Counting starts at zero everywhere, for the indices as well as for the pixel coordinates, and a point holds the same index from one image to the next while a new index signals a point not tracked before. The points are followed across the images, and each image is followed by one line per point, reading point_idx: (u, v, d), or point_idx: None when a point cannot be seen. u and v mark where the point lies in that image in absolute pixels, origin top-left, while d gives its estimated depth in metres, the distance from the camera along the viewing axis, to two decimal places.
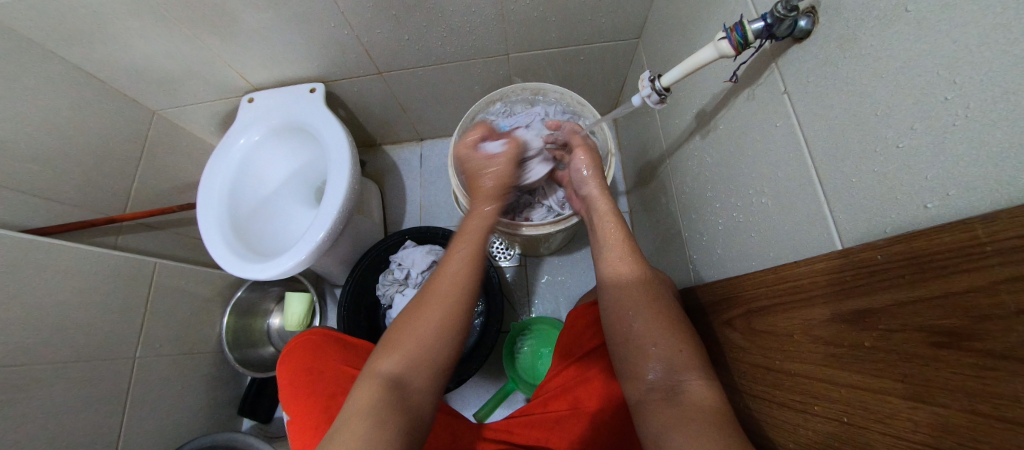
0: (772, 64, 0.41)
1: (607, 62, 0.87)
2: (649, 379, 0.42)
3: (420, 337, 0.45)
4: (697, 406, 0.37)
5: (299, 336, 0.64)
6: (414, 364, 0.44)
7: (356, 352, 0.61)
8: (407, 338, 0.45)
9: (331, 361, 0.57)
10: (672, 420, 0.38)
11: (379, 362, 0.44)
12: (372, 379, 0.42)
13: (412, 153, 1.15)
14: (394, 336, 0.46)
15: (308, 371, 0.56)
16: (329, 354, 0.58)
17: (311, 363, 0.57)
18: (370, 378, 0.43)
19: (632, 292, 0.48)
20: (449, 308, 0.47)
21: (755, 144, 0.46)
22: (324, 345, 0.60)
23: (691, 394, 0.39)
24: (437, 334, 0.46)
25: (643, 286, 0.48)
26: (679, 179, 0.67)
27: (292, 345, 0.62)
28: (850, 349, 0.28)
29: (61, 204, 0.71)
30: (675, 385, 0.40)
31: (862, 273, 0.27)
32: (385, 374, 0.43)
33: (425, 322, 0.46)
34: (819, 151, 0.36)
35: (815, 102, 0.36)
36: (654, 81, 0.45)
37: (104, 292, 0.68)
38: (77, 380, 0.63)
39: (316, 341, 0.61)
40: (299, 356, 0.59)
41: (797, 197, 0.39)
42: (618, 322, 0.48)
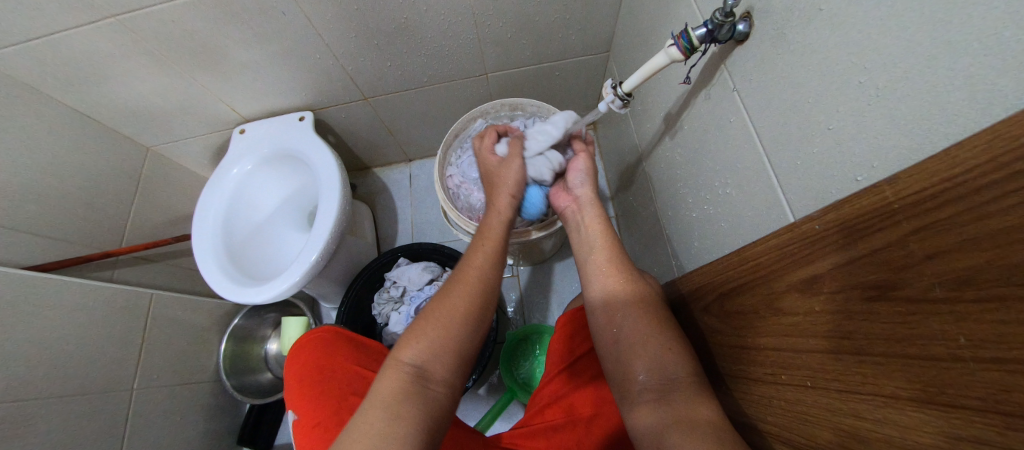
0: (721, 65, 0.45)
1: (581, 76, 0.92)
2: (643, 380, 0.44)
3: (449, 335, 0.46)
4: (687, 402, 0.40)
5: (308, 335, 0.64)
6: (435, 358, 0.44)
7: (371, 355, 0.61)
8: (440, 331, 0.46)
9: (344, 361, 0.57)
10: (671, 416, 0.40)
11: (403, 350, 0.45)
12: (399, 368, 0.43)
13: (402, 174, 1.18)
14: (417, 329, 0.46)
15: (319, 368, 0.56)
16: (344, 353, 0.59)
17: (324, 361, 0.57)
18: (395, 368, 0.43)
19: (624, 307, 0.51)
20: (461, 305, 0.48)
21: (715, 140, 0.49)
22: (339, 344, 0.60)
23: (682, 395, 0.41)
24: (465, 332, 0.47)
25: (636, 296, 0.51)
26: (656, 179, 0.70)
27: (302, 344, 0.62)
28: (805, 316, 0.30)
29: (57, 241, 0.72)
30: (668, 383, 0.43)
31: (805, 243, 0.30)
32: (410, 364, 0.43)
33: (451, 317, 0.47)
34: (768, 139, 0.39)
35: (760, 96, 0.39)
36: (616, 87, 0.48)
37: (101, 325, 0.69)
38: (75, 414, 0.64)
39: (330, 339, 0.61)
40: (310, 354, 0.59)
41: (755, 184, 0.41)
42: (611, 326, 0.51)
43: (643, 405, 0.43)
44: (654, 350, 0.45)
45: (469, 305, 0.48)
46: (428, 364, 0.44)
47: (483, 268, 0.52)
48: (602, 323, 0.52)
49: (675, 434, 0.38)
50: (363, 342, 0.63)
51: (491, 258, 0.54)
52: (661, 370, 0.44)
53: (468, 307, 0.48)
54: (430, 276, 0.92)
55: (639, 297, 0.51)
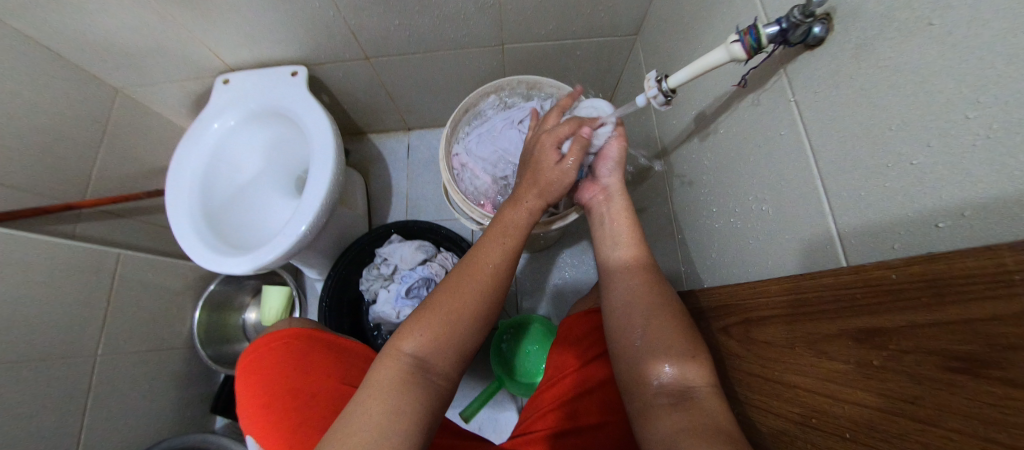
0: (780, 70, 0.40)
1: (603, 57, 0.86)
2: (657, 384, 0.42)
3: (454, 328, 0.42)
4: (710, 409, 0.38)
5: (262, 343, 0.56)
6: (438, 351, 0.41)
7: (349, 363, 0.56)
8: (442, 325, 0.42)
9: (320, 379, 0.52)
10: (690, 421, 0.37)
11: (407, 338, 0.42)
12: (399, 360, 0.40)
13: (399, 143, 1.11)
14: (417, 319, 0.43)
15: (292, 392, 0.50)
16: (318, 367, 0.53)
17: (294, 381, 0.51)
18: (395, 359, 0.40)
19: (632, 273, 0.53)
20: (470, 298, 0.44)
21: (756, 151, 0.45)
22: (308, 355, 0.54)
23: (705, 402, 0.39)
24: (472, 324, 0.43)
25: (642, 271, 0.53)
26: (674, 180, 0.67)
27: (258, 356, 0.55)
28: (857, 367, 0.28)
29: (9, 189, 0.64)
30: (685, 389, 0.41)
31: (874, 291, 0.27)
32: (410, 356, 0.41)
33: (456, 311, 0.43)
34: (826, 162, 0.35)
35: (826, 112, 0.35)
36: (661, 81, 0.43)
37: (61, 286, 0.63)
38: (33, 381, 0.59)
39: (298, 350, 0.54)
40: (274, 372, 0.52)
41: (802, 208, 0.38)
42: (629, 332, 0.48)
43: (656, 414, 0.41)
44: (677, 350, 0.43)
45: (482, 297, 0.45)
46: (430, 356, 0.41)
47: (500, 257, 0.48)
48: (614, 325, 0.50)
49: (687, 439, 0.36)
50: (337, 345, 0.58)
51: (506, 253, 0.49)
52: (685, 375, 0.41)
53: (479, 298, 0.44)
54: (424, 256, 0.88)
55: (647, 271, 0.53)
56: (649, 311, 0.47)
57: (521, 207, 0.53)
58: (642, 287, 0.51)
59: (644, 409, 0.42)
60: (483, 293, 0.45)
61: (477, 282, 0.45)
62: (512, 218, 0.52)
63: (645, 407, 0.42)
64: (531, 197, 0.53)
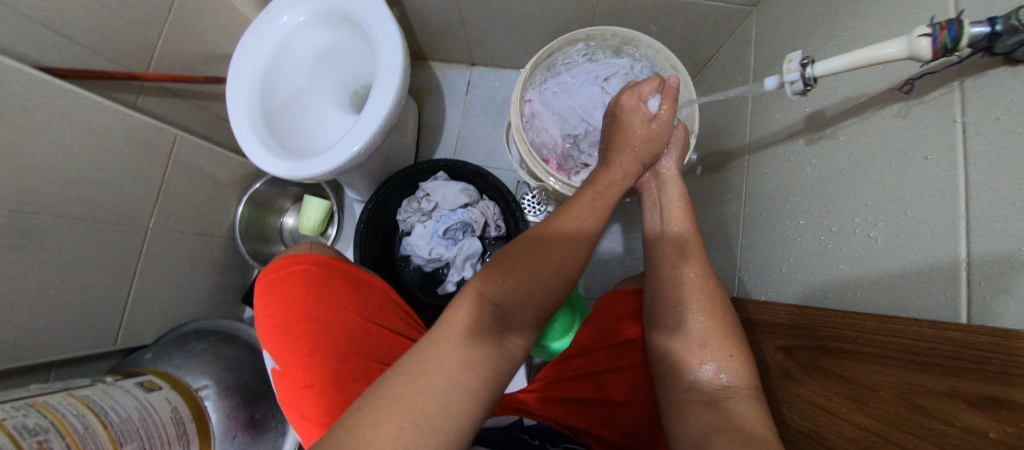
0: (956, 83, 0.34)
1: (709, 24, 0.76)
2: (690, 381, 0.41)
3: (532, 286, 0.40)
4: (741, 412, 0.36)
5: (280, 265, 0.56)
6: (516, 302, 0.40)
7: (366, 295, 0.56)
8: (522, 280, 0.40)
9: (336, 307, 0.53)
10: (722, 419, 0.36)
11: (482, 287, 0.40)
12: (473, 306, 0.39)
13: (459, 77, 1.05)
14: (491, 271, 0.42)
15: (308, 317, 0.51)
16: (335, 296, 0.53)
17: (310, 306, 0.52)
18: (470, 304, 0.39)
19: (687, 258, 0.48)
20: (549, 261, 0.42)
21: (882, 170, 0.40)
22: (326, 282, 0.54)
23: (736, 403, 0.37)
24: (549, 286, 0.41)
25: (699, 255, 0.49)
26: (755, 179, 0.62)
27: (275, 278, 0.55)
28: (960, 431, 0.25)
29: (79, 46, 0.62)
30: (719, 390, 0.39)
31: (1012, 360, 0.24)
32: (485, 305, 0.39)
33: (532, 269, 0.41)
34: (984, 203, 0.31)
35: (1005, 144, 0.30)
36: (807, 66, 0.37)
37: (120, 155, 0.64)
38: (91, 240, 0.62)
39: (316, 276, 0.54)
40: (292, 294, 0.53)
41: (930, 246, 0.34)
42: (671, 314, 0.45)
43: (685, 409, 0.40)
44: (719, 351, 0.41)
45: (563, 264, 0.42)
46: (508, 307, 0.39)
47: (580, 228, 0.46)
48: (659, 305, 0.47)
49: (717, 438, 0.35)
50: (353, 277, 0.56)
51: (584, 224, 0.46)
52: (722, 375, 0.40)
53: (558, 264, 0.42)
54: (466, 200, 0.87)
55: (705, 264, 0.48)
56: (699, 306, 0.44)
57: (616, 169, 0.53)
58: (698, 279, 0.46)
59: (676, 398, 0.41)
60: (574, 251, 0.44)
61: (558, 247, 0.43)
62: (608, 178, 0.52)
63: (677, 399, 0.41)
64: (627, 160, 0.53)
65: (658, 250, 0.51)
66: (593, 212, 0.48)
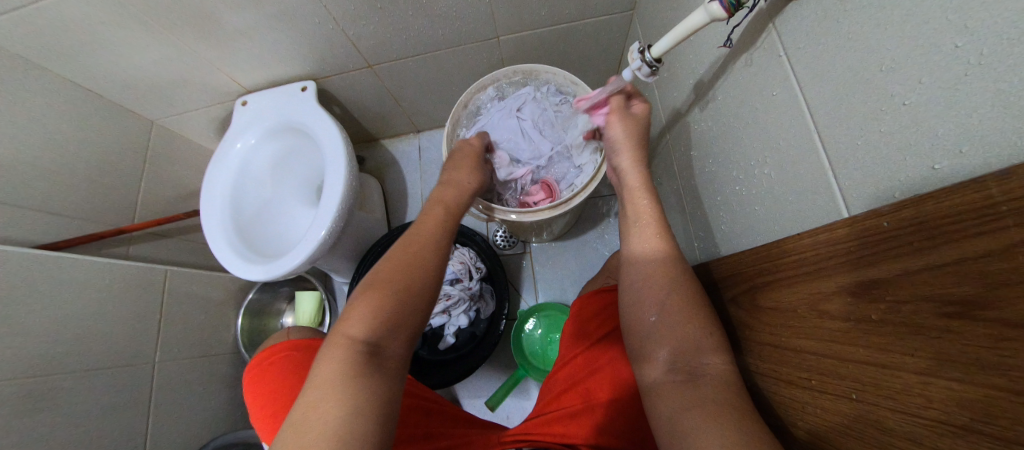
0: (769, 24, 0.39)
1: (601, 38, 0.84)
2: (666, 359, 0.42)
3: (405, 307, 0.44)
4: (717, 387, 0.37)
5: (263, 358, 0.60)
6: (386, 333, 0.42)
7: None
8: (399, 294, 0.44)
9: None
10: (699, 399, 0.37)
11: (362, 307, 0.43)
12: (348, 343, 0.41)
13: (410, 146, 1.14)
14: (364, 295, 0.44)
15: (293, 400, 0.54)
16: None
17: (293, 389, 0.55)
18: (344, 344, 0.41)
19: (648, 270, 0.48)
20: (422, 279, 0.47)
21: (753, 113, 0.44)
22: (306, 362, 0.58)
23: (710, 380, 0.38)
24: (419, 309, 0.46)
25: (662, 267, 0.47)
26: (680, 153, 0.65)
27: (258, 373, 0.59)
28: (858, 323, 0.27)
29: (70, 219, 0.73)
30: (696, 369, 0.40)
31: (865, 242, 0.26)
32: (361, 339, 0.41)
33: (406, 293, 0.45)
34: (822, 114, 0.34)
35: (816, 62, 0.34)
36: (644, 52, 0.43)
37: (119, 301, 0.70)
38: (103, 385, 0.66)
39: (297, 360, 0.58)
40: (275, 384, 0.56)
41: (804, 164, 0.36)
42: (640, 311, 0.47)
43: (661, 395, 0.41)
44: (686, 335, 0.42)
45: (428, 273, 0.48)
46: (379, 339, 0.42)
47: (434, 231, 0.52)
48: (631, 304, 0.48)
49: (695, 418, 0.36)
50: None
51: (439, 225, 0.53)
52: (703, 359, 0.40)
53: (430, 281, 0.48)
54: None
55: (671, 263, 0.47)
56: (664, 291, 0.45)
57: (452, 186, 0.60)
58: (657, 275, 0.47)
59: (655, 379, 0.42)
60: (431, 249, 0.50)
61: (421, 256, 0.48)
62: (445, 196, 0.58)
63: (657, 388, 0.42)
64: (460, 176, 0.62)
65: (631, 271, 0.49)
66: (438, 217, 0.55)
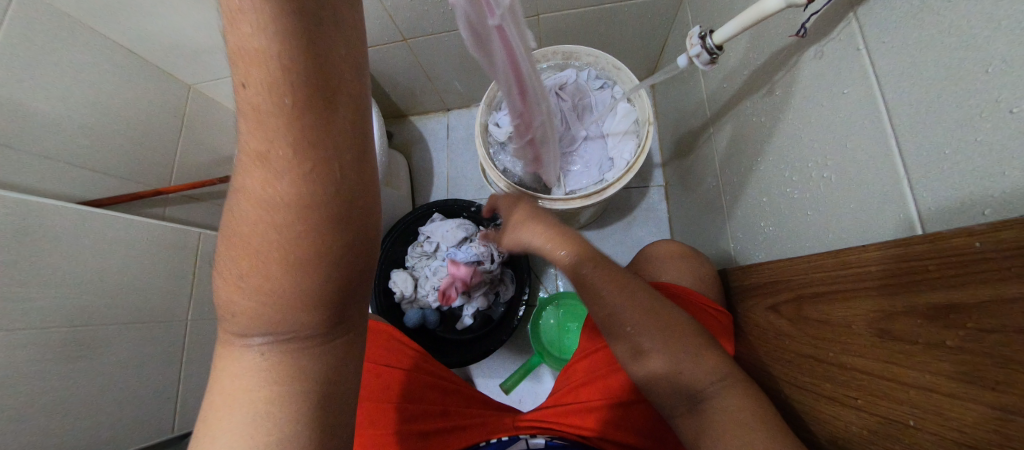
0: (850, 14, 0.35)
1: (647, 20, 0.79)
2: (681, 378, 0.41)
3: (287, 285, 0.24)
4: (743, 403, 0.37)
5: None
6: (277, 320, 0.24)
7: None
8: (264, 264, 0.23)
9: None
10: (727, 412, 0.37)
11: (234, 294, 0.25)
12: (238, 346, 0.26)
13: (439, 124, 1.13)
14: (226, 267, 0.25)
15: None
16: None
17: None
18: (236, 347, 0.26)
19: (635, 263, 0.46)
20: (305, 233, 0.23)
21: (816, 112, 0.41)
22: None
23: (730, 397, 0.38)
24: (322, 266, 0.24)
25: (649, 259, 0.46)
26: (724, 148, 0.62)
27: None
28: (926, 348, 0.25)
29: (113, 177, 0.75)
30: (716, 381, 0.39)
31: (946, 263, 0.24)
32: (250, 335, 0.25)
33: (280, 255, 0.23)
34: (901, 118, 0.31)
35: (903, 59, 0.31)
36: (705, 38, 0.40)
37: (156, 259, 0.73)
38: (140, 337, 0.70)
39: None
40: None
41: (874, 170, 0.33)
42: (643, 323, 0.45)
43: (688, 410, 0.40)
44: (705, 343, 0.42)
45: (302, 203, 0.23)
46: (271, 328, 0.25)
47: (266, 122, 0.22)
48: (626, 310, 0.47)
49: (723, 432, 0.37)
50: None
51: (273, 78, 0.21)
52: (722, 369, 0.40)
53: (316, 216, 0.23)
54: (464, 234, 0.89)
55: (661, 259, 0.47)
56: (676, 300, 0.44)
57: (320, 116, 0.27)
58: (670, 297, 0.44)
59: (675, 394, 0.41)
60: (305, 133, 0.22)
61: (282, 184, 0.22)
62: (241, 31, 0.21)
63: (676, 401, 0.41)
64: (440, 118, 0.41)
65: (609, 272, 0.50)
66: (264, 54, 0.21)
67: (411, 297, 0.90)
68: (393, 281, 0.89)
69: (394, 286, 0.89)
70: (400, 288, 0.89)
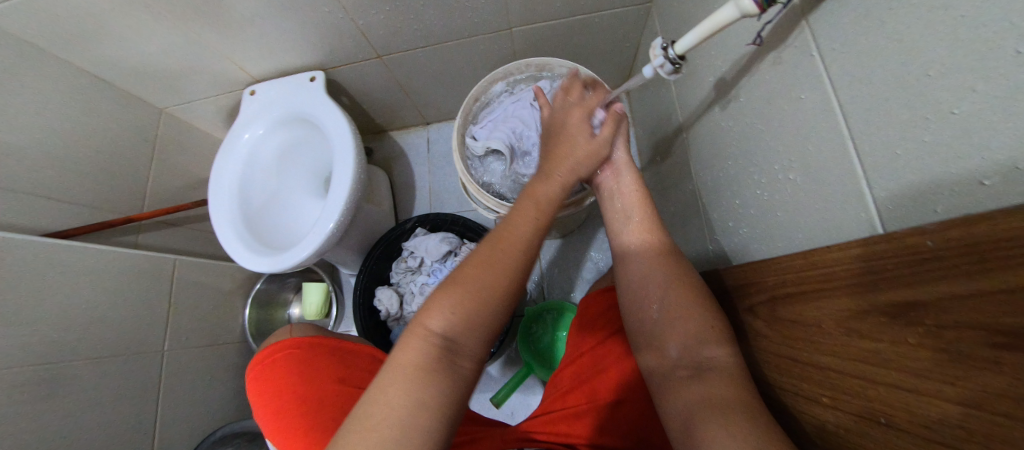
0: (802, 22, 0.37)
1: (618, 30, 0.81)
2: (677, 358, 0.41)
3: (490, 311, 0.40)
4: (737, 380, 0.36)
5: (265, 355, 0.61)
6: (468, 334, 0.39)
7: (348, 361, 0.60)
8: (482, 305, 0.40)
9: (323, 380, 0.56)
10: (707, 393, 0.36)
11: (444, 307, 0.40)
12: (427, 339, 0.38)
13: (419, 138, 1.13)
14: (446, 293, 0.40)
15: (299, 397, 0.54)
16: (319, 371, 0.57)
17: (299, 385, 0.55)
18: (423, 338, 0.38)
19: (648, 258, 0.50)
20: (504, 292, 0.42)
21: (778, 117, 0.42)
22: (313, 361, 0.58)
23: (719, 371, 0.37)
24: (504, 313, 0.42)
25: (662, 253, 0.49)
26: (697, 152, 0.63)
27: (261, 370, 0.59)
28: (892, 345, 0.25)
29: (80, 207, 0.73)
30: (703, 362, 0.39)
31: (903, 261, 0.25)
32: (439, 335, 0.38)
33: (497, 296, 0.41)
34: (856, 120, 0.32)
35: (853, 63, 0.32)
36: (668, 49, 0.41)
37: (128, 289, 0.71)
38: (113, 372, 0.67)
39: (301, 357, 0.58)
40: (280, 381, 0.56)
41: (833, 171, 0.34)
42: (635, 297, 0.48)
43: (674, 390, 0.40)
44: (692, 327, 0.42)
45: (511, 284, 0.42)
46: (459, 339, 0.39)
47: (526, 228, 0.46)
48: (629, 289, 0.50)
49: (705, 412, 0.35)
50: (338, 349, 0.61)
51: (536, 226, 0.47)
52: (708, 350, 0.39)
53: (513, 292, 0.43)
54: (448, 248, 0.88)
55: (663, 252, 0.49)
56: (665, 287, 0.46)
57: (553, 181, 0.51)
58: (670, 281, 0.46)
59: (666, 374, 0.42)
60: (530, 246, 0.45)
61: (516, 259, 0.43)
62: (545, 191, 0.50)
63: (668, 380, 0.41)
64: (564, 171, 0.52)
65: (624, 262, 0.52)
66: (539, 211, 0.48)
67: (397, 314, 0.89)
68: (377, 299, 0.89)
69: (380, 303, 0.89)
70: (386, 305, 0.89)
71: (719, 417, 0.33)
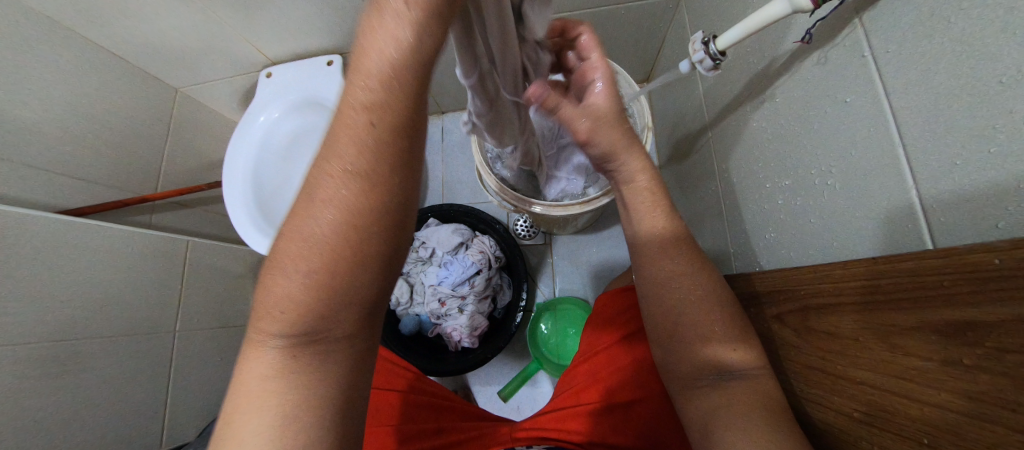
0: (855, 20, 0.35)
1: (644, 22, 0.79)
2: (693, 366, 0.41)
3: (361, 244, 0.26)
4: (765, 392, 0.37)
5: None
6: (318, 324, 0.28)
7: None
8: (331, 264, 0.26)
9: None
10: (726, 400, 0.38)
11: (280, 282, 0.27)
12: (266, 349, 0.29)
13: (434, 127, 1.12)
14: (278, 259, 0.27)
15: None
16: None
17: None
18: (263, 348, 0.29)
19: (663, 252, 0.45)
20: (361, 236, 0.26)
21: (819, 120, 0.40)
22: None
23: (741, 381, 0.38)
24: (381, 240, 0.27)
25: (682, 250, 0.45)
26: (723, 152, 0.62)
27: None
28: (943, 365, 0.24)
29: (96, 185, 0.73)
30: (727, 369, 0.39)
31: (962, 278, 0.23)
32: (281, 340, 0.28)
33: (343, 221, 0.26)
34: (910, 126, 0.30)
35: (910, 67, 0.30)
36: (708, 44, 0.39)
37: (142, 269, 0.71)
38: (128, 351, 0.68)
39: None
40: None
41: (879, 180, 0.33)
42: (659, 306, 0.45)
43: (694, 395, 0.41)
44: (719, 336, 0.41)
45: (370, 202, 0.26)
46: (312, 334, 0.28)
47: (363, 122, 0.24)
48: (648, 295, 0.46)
49: (728, 425, 0.36)
50: None
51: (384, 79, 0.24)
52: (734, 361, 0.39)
53: (381, 223, 0.27)
54: (460, 239, 0.88)
55: (686, 249, 0.44)
56: (688, 295, 0.43)
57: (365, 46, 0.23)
58: (678, 276, 0.44)
59: (685, 383, 0.42)
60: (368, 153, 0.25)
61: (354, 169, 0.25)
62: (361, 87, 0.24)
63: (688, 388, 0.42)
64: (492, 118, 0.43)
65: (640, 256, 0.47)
66: (363, 124, 0.24)
67: (406, 304, 0.90)
68: None
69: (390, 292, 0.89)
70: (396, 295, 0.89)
71: (740, 425, 0.36)
